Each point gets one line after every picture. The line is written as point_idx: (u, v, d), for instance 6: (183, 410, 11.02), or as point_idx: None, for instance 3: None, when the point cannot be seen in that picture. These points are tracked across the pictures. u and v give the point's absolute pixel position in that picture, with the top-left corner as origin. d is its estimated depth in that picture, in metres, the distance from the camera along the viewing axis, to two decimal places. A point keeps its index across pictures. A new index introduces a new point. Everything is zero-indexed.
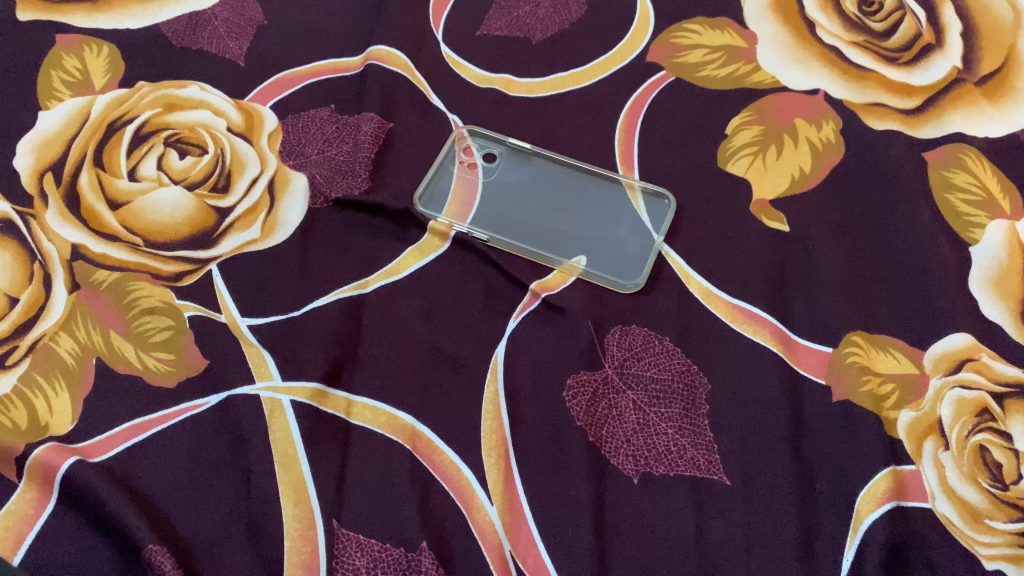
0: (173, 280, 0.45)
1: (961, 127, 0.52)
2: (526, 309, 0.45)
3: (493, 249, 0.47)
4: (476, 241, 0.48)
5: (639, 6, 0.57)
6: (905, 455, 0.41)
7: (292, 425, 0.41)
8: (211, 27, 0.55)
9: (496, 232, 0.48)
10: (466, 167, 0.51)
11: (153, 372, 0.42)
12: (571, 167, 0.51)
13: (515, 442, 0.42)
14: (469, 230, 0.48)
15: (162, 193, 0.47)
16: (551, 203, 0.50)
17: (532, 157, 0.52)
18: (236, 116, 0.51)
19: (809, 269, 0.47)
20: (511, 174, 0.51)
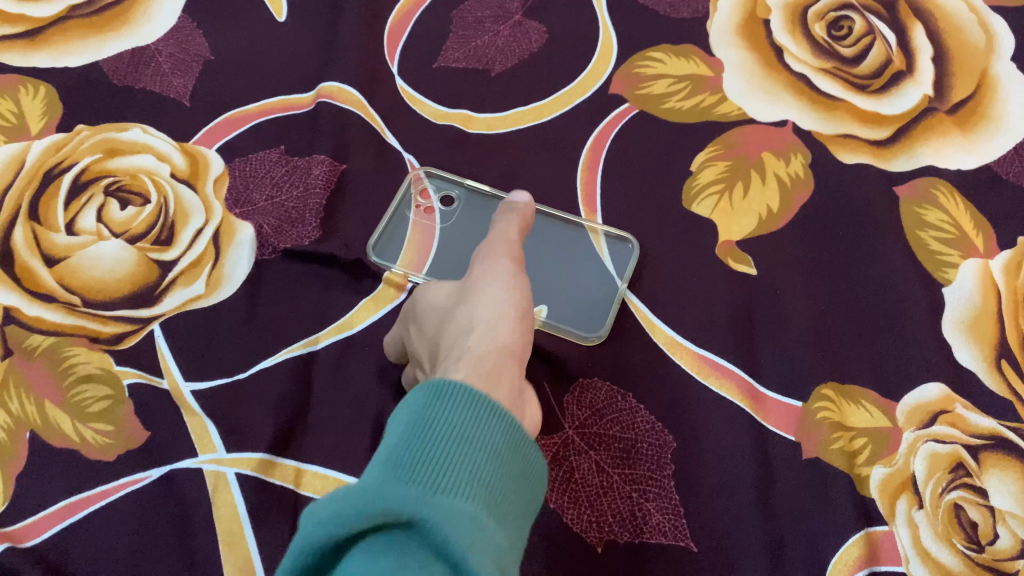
0: (113, 342, 0.43)
1: (933, 159, 0.50)
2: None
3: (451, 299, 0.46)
4: None
5: (602, 33, 0.55)
6: (878, 515, 0.40)
7: (238, 499, 0.39)
8: (155, 63, 0.53)
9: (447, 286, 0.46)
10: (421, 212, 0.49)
11: (91, 445, 0.40)
12: None
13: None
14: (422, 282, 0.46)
15: (102, 247, 0.45)
16: None
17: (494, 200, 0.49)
18: (181, 161, 0.49)
19: (777, 316, 0.45)
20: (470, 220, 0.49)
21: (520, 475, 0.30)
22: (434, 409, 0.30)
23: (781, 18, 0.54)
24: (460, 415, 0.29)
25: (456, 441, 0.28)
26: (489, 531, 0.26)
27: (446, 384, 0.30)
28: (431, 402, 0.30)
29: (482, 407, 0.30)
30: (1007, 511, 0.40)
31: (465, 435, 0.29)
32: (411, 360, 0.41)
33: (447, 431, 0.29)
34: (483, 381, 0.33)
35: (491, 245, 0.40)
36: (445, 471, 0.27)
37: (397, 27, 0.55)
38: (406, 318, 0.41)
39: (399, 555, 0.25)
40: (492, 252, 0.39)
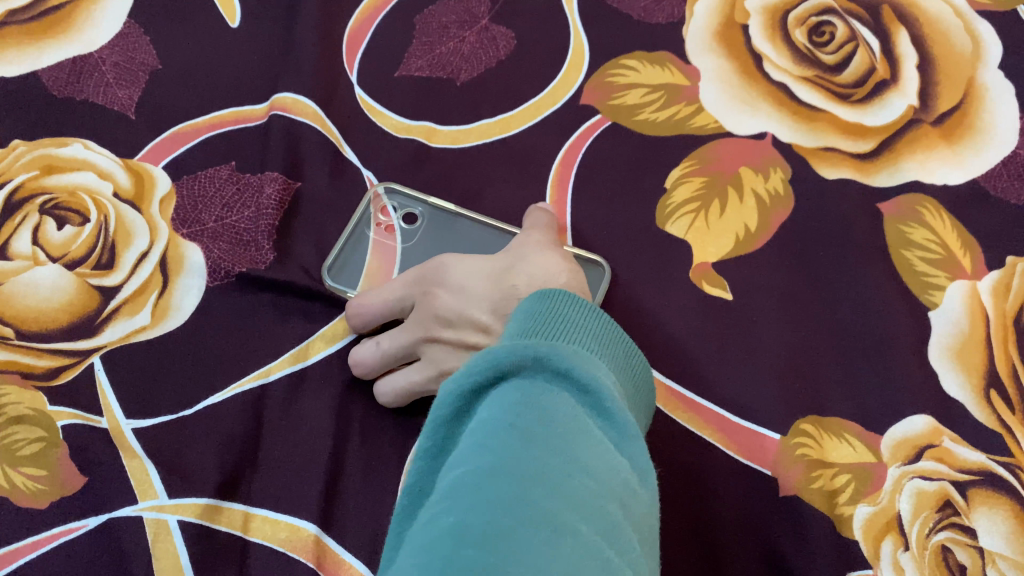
0: (47, 378, 0.40)
1: (919, 173, 0.48)
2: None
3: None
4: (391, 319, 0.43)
5: (573, 39, 0.52)
6: (862, 558, 0.38)
7: (181, 549, 0.37)
8: (98, 72, 0.49)
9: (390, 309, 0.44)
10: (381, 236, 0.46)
11: (22, 492, 0.37)
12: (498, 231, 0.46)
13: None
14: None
15: (38, 272, 0.42)
16: None
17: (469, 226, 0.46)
18: (125, 179, 0.46)
19: (755, 343, 0.43)
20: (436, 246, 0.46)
21: (620, 358, 0.30)
22: (544, 306, 0.30)
23: (760, 24, 0.52)
24: (575, 310, 0.30)
25: (563, 323, 0.29)
26: (613, 383, 0.26)
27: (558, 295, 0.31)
28: (542, 303, 0.30)
29: (587, 306, 0.31)
30: (997, 552, 0.38)
31: (574, 320, 0.29)
32: (416, 321, 0.39)
33: (559, 318, 0.29)
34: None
35: (534, 223, 0.43)
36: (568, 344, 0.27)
37: (357, 33, 0.52)
38: (426, 283, 0.40)
39: (541, 389, 0.24)
40: (539, 226, 0.42)
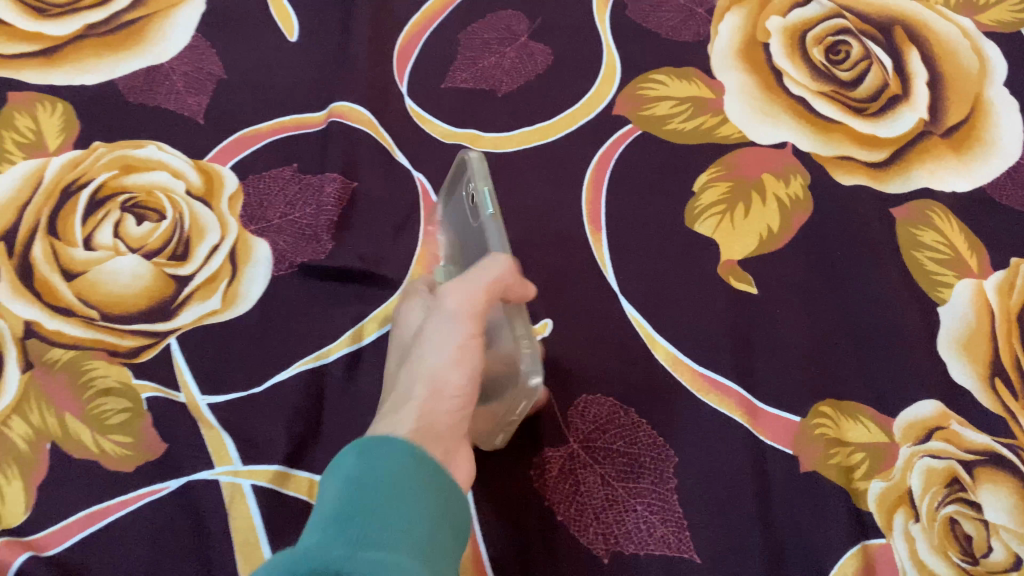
0: (131, 356, 0.44)
1: (929, 181, 0.51)
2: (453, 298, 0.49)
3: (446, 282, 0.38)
4: None
5: (605, 56, 0.56)
6: (875, 528, 0.41)
7: (253, 511, 0.40)
8: (169, 82, 0.54)
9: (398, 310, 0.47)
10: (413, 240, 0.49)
11: (111, 456, 0.41)
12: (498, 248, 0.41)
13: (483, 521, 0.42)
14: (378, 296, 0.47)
15: (119, 262, 0.46)
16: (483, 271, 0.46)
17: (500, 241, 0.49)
18: (196, 179, 0.50)
19: (778, 333, 0.46)
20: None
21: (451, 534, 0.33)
22: (362, 464, 0.32)
23: (780, 43, 0.56)
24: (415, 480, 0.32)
25: (405, 484, 0.32)
26: None
27: (377, 439, 0.33)
28: (358, 456, 0.32)
29: (429, 471, 0.33)
30: (1000, 525, 0.41)
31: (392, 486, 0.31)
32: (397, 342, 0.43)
33: (393, 486, 0.31)
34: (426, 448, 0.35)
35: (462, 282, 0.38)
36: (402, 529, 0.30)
37: (406, 48, 0.56)
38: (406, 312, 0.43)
39: None
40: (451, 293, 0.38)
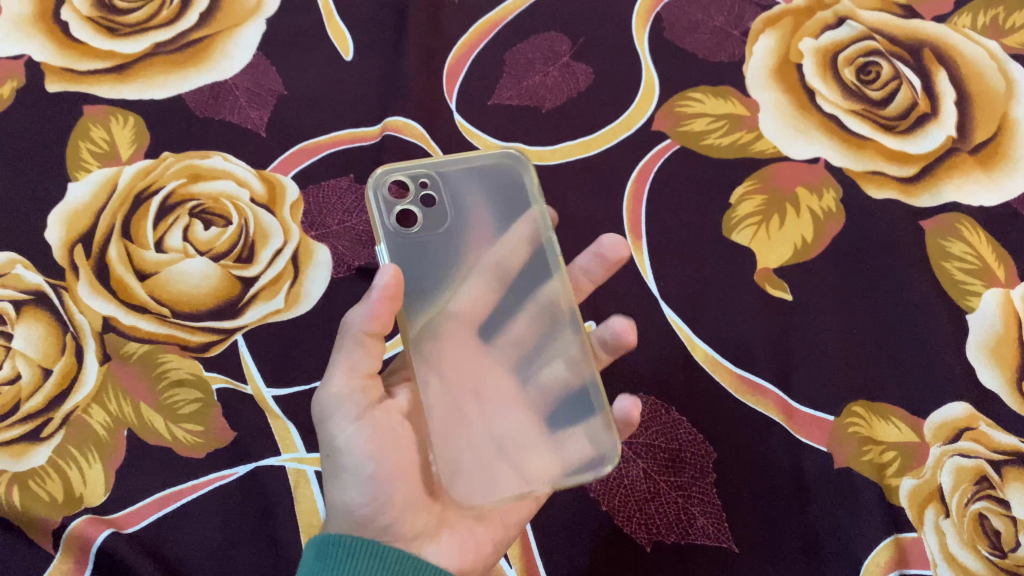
0: (201, 350, 0.48)
1: (957, 196, 0.53)
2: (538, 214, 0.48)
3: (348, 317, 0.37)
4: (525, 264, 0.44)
5: (643, 74, 0.58)
6: (908, 523, 0.44)
7: (316, 495, 0.45)
8: (232, 97, 0.56)
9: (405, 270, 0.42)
10: (422, 184, 0.44)
11: (183, 443, 0.45)
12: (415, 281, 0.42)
13: (534, 527, 0.45)
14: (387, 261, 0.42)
15: (188, 263, 0.49)
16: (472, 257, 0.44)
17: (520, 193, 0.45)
18: (260, 187, 0.52)
19: (812, 338, 0.49)
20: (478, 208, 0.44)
21: None
22: (323, 567, 0.36)
23: (812, 62, 0.57)
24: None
25: None
26: None
27: (327, 541, 0.36)
28: (314, 562, 0.36)
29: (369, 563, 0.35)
30: None
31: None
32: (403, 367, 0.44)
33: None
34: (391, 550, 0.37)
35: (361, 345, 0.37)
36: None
37: (455, 66, 0.59)
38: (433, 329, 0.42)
39: None
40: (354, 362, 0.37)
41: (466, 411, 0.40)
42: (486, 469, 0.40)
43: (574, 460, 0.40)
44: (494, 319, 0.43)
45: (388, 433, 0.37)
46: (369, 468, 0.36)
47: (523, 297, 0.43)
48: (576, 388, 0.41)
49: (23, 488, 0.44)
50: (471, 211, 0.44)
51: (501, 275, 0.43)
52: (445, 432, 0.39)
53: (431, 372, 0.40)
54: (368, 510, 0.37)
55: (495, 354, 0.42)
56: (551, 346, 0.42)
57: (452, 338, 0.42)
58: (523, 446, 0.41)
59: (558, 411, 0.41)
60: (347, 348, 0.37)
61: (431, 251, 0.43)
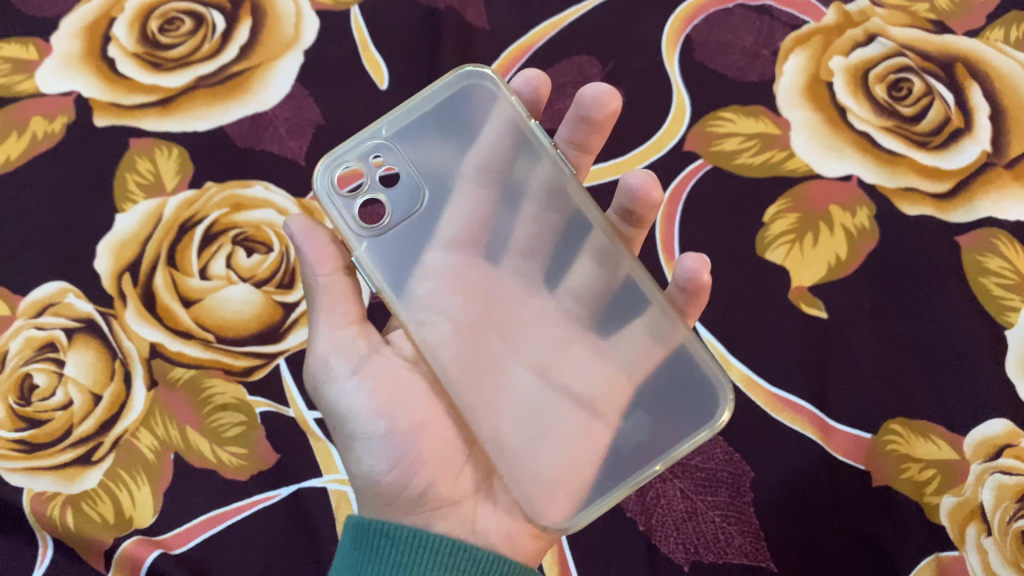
0: (245, 374, 0.49)
1: (993, 212, 0.53)
2: (531, 88, 0.44)
3: (305, 274, 0.37)
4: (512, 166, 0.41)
5: (674, 95, 0.58)
6: (949, 541, 0.44)
7: None
8: (272, 127, 0.57)
9: (396, 268, 0.39)
10: (375, 161, 0.40)
11: (227, 466, 0.47)
12: (415, 243, 0.40)
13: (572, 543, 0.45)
14: (371, 272, 0.38)
15: (231, 290, 0.51)
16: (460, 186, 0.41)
17: (481, 104, 0.41)
18: (299, 215, 0.54)
19: (849, 357, 0.49)
20: (448, 138, 0.41)
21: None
22: (359, 556, 0.35)
23: (843, 80, 0.57)
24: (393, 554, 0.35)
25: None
26: None
27: (363, 526, 0.36)
28: (351, 552, 0.36)
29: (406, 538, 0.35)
30: None
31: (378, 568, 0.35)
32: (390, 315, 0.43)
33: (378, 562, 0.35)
34: (433, 514, 0.37)
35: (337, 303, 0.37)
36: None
37: None
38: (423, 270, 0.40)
39: None
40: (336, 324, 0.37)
41: (487, 349, 0.39)
42: (525, 413, 0.38)
43: (631, 363, 0.38)
44: (501, 237, 0.41)
45: (393, 383, 0.37)
46: (381, 426, 0.36)
47: (522, 202, 0.41)
48: (613, 289, 0.39)
49: (76, 509, 0.46)
50: (444, 145, 0.41)
51: (502, 194, 0.41)
52: (463, 373, 0.38)
53: (435, 314, 0.39)
54: (392, 471, 0.36)
55: (506, 274, 0.41)
56: (570, 250, 0.40)
57: (454, 281, 0.40)
58: (563, 367, 0.39)
59: (607, 317, 0.39)
60: (323, 304, 0.37)
61: (417, 221, 0.40)
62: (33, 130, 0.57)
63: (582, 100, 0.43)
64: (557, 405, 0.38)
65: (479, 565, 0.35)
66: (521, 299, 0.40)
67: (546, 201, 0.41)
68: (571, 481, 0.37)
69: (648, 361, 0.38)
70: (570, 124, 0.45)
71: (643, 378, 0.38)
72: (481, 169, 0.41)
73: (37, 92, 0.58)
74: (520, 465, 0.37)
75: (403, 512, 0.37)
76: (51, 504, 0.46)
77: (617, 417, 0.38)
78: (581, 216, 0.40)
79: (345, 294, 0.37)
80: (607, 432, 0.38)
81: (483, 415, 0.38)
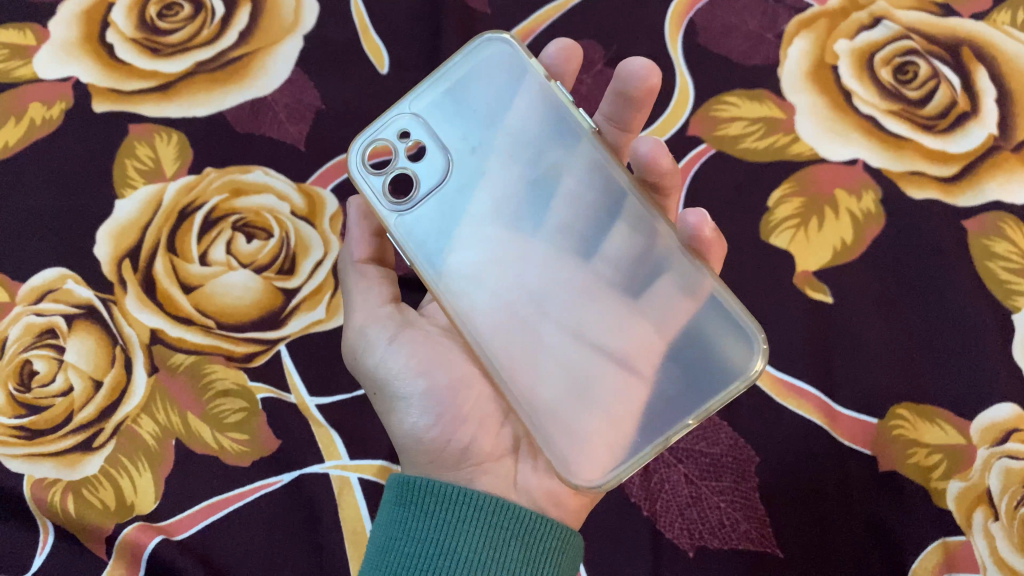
0: (246, 360, 0.49)
1: (1000, 195, 0.52)
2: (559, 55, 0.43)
3: (346, 269, 0.42)
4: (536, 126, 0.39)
5: (678, 79, 0.57)
6: (955, 526, 0.44)
7: (361, 502, 0.46)
8: (272, 113, 0.57)
9: (428, 238, 0.39)
10: (404, 138, 0.41)
11: (230, 452, 0.46)
12: (447, 211, 0.39)
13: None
14: (402, 243, 0.39)
15: (231, 276, 0.50)
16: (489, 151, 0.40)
17: (504, 70, 0.40)
18: (300, 199, 0.53)
19: (855, 342, 0.48)
20: (473, 105, 0.40)
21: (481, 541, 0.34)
22: (403, 514, 0.36)
23: (848, 63, 0.56)
24: (432, 510, 0.35)
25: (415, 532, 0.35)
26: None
27: (406, 485, 0.36)
28: (396, 510, 0.36)
29: (445, 494, 0.35)
30: None
31: (416, 525, 0.35)
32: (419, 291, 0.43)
33: (417, 520, 0.35)
34: (478, 468, 0.38)
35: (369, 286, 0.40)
36: (433, 548, 0.34)
37: None
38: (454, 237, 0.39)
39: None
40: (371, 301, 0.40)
41: (518, 314, 0.38)
42: (558, 375, 0.37)
43: (664, 318, 0.36)
44: (531, 199, 0.39)
45: (428, 349, 0.39)
46: (420, 385, 0.38)
47: (550, 162, 0.39)
48: (646, 245, 0.37)
49: (77, 496, 0.45)
50: (470, 112, 0.40)
51: (530, 153, 0.39)
52: (497, 337, 0.37)
53: (467, 281, 0.38)
54: (433, 427, 0.38)
55: (539, 235, 0.39)
56: (599, 207, 0.38)
57: (486, 245, 0.39)
58: (597, 326, 0.37)
59: (640, 276, 0.37)
60: (359, 291, 0.40)
61: (447, 190, 0.40)
62: (31, 116, 0.56)
63: (617, 74, 0.41)
64: (592, 365, 0.37)
65: (516, 522, 0.35)
66: (552, 261, 0.39)
67: (572, 160, 0.39)
68: (607, 440, 0.35)
69: (682, 313, 0.36)
70: (609, 97, 0.43)
71: (677, 335, 0.36)
72: (508, 130, 0.40)
73: (35, 78, 0.57)
74: (553, 426, 0.36)
75: (447, 467, 0.38)
76: (52, 490, 0.46)
77: (652, 374, 0.36)
78: (608, 175, 0.38)
79: (376, 280, 0.40)
80: (641, 390, 0.36)
81: (516, 380, 0.37)
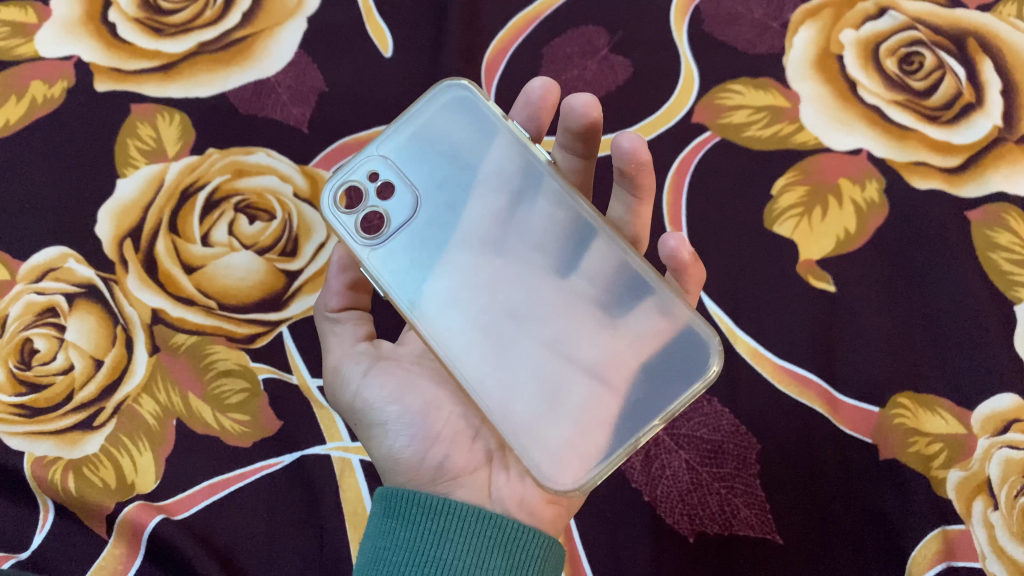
0: (248, 341, 0.49)
1: (1003, 186, 0.52)
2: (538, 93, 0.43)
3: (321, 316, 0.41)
4: (505, 157, 0.39)
5: (683, 67, 0.57)
6: (955, 515, 0.44)
7: (361, 484, 0.46)
8: (275, 94, 0.56)
9: (403, 269, 0.38)
10: (370, 175, 0.40)
11: (231, 433, 0.46)
12: (419, 241, 0.39)
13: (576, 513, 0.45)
14: (374, 274, 0.38)
15: (233, 258, 0.50)
16: (457, 186, 0.40)
17: (468, 110, 0.40)
18: (302, 182, 0.53)
19: (857, 331, 0.48)
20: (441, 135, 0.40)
21: (470, 548, 0.34)
22: (390, 525, 0.35)
23: (853, 52, 0.56)
24: (423, 518, 0.34)
25: (405, 541, 0.34)
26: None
27: (391, 496, 0.35)
28: (382, 521, 0.35)
29: (435, 502, 0.35)
30: None
31: (406, 534, 0.34)
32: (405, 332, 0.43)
33: (407, 528, 0.34)
34: (452, 482, 0.36)
35: (343, 329, 0.40)
36: (423, 560, 0.33)
37: (494, 60, 0.58)
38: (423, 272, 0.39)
39: None
40: (346, 340, 0.39)
41: (491, 334, 0.37)
42: (532, 390, 0.36)
43: (634, 333, 0.37)
44: (503, 226, 0.39)
45: (402, 377, 0.38)
46: (395, 409, 0.37)
47: (519, 192, 0.39)
48: (612, 264, 0.37)
49: (77, 474, 0.45)
50: (438, 150, 0.40)
51: (499, 182, 0.39)
52: (472, 357, 0.37)
53: (441, 305, 0.37)
54: (409, 443, 0.37)
55: (512, 259, 0.39)
56: (567, 231, 0.38)
57: (460, 270, 0.38)
58: (569, 344, 0.37)
59: (609, 298, 0.37)
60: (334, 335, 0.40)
61: (418, 221, 0.39)
62: (33, 94, 0.56)
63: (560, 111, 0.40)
64: (566, 380, 0.37)
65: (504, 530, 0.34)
66: (524, 283, 0.38)
67: (539, 190, 0.39)
68: (587, 452, 0.35)
69: (653, 328, 0.36)
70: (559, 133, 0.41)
71: (647, 351, 0.36)
72: (477, 163, 0.40)
73: (36, 56, 0.57)
74: (530, 437, 0.35)
75: (423, 484, 0.37)
76: (52, 468, 0.45)
77: (624, 386, 0.36)
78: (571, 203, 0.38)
79: (353, 322, 0.40)
80: (615, 402, 0.36)
81: (492, 395, 0.36)
